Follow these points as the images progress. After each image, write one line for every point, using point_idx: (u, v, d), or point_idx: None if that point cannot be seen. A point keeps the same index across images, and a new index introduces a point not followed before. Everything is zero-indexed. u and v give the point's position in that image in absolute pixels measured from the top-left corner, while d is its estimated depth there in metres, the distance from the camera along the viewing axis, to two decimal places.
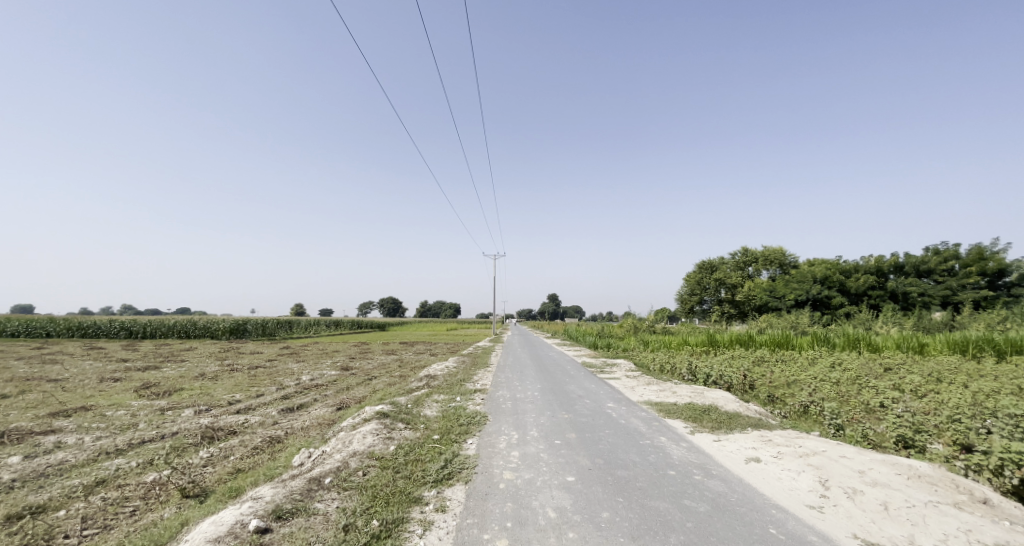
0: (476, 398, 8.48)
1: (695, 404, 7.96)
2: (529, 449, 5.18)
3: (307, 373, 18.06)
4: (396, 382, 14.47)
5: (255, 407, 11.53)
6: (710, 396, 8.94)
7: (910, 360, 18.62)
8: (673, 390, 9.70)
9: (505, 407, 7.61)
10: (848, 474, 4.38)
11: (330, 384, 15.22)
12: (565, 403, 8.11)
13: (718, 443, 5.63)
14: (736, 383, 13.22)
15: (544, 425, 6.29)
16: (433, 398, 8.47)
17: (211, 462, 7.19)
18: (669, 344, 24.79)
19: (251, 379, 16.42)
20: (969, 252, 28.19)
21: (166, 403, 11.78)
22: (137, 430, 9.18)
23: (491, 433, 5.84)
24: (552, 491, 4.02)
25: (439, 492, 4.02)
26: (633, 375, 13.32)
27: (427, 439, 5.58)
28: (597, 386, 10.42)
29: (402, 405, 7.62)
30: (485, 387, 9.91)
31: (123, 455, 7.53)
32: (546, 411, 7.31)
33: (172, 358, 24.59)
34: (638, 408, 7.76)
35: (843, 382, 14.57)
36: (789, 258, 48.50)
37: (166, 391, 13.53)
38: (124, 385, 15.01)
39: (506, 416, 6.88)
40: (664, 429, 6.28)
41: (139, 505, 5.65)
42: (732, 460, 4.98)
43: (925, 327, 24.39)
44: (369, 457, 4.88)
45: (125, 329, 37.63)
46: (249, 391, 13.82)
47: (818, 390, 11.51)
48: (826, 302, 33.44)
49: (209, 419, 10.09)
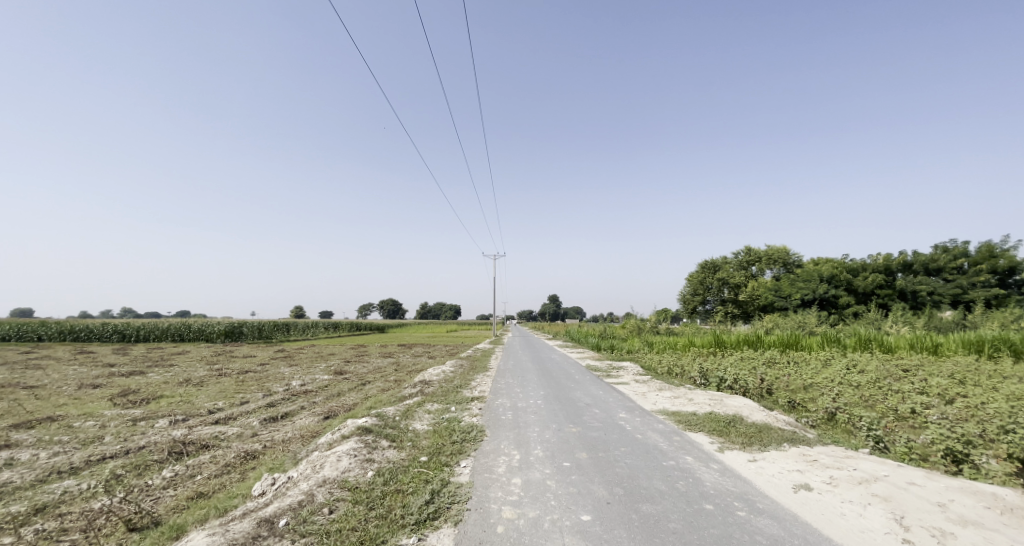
0: (472, 408, 7.63)
1: (717, 414, 7.12)
2: (532, 476, 4.35)
3: (297, 378, 17.24)
4: (390, 387, 13.66)
5: (236, 417, 10.70)
6: (731, 403, 8.10)
7: (927, 361, 17.77)
8: (688, 397, 8.87)
9: (504, 420, 6.76)
10: (926, 509, 3.59)
11: (320, 390, 14.35)
12: (571, 413, 7.27)
13: (755, 464, 4.77)
14: (753, 387, 12.38)
15: (549, 442, 5.46)
16: (424, 408, 7.65)
17: (173, 484, 6.39)
18: (675, 346, 23.95)
19: (238, 385, 15.60)
20: (978, 249, 27.47)
21: (141, 412, 10.96)
22: (100, 445, 8.34)
23: (488, 454, 5.00)
24: (563, 537, 3.20)
25: (421, 539, 3.20)
26: (642, 379, 12.51)
27: (412, 463, 4.72)
28: (605, 392, 9.56)
29: (389, 417, 6.75)
30: (483, 395, 9.08)
31: (76, 476, 6.70)
32: (551, 424, 6.45)
33: (162, 362, 23.77)
34: (654, 420, 6.92)
35: (864, 387, 13.67)
36: (793, 257, 47.57)
37: (144, 399, 12.70)
38: (102, 392, 14.16)
39: (505, 430, 6.04)
40: (688, 447, 5.43)
41: (76, 539, 4.83)
42: (777, 487, 4.13)
43: (938, 326, 23.54)
44: (340, 487, 4.06)
45: (119, 332, 36.96)
46: (233, 398, 13.01)
47: (841, 395, 10.71)
48: (833, 302, 32.48)
49: (183, 431, 9.25)
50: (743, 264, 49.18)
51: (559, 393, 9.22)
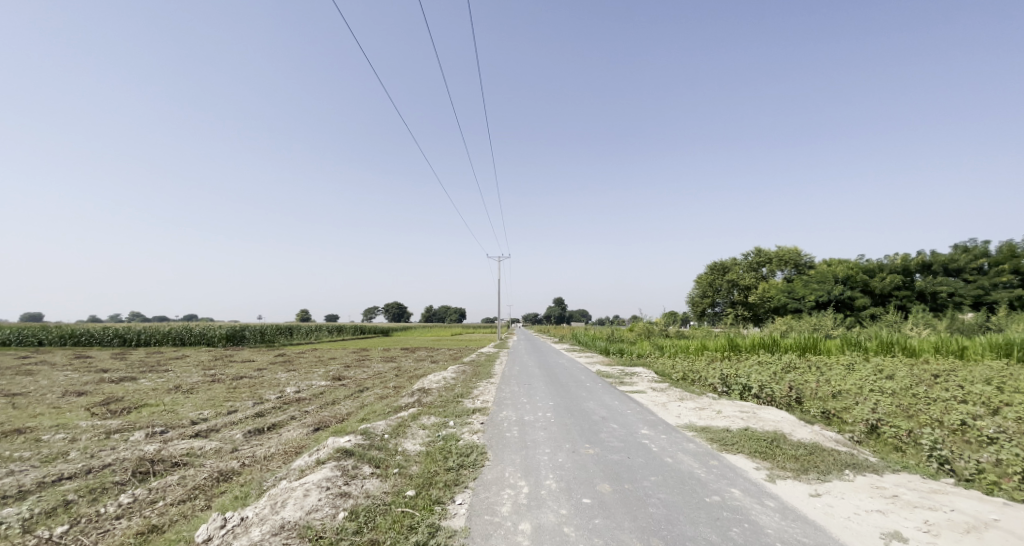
0: (474, 423, 6.72)
1: (753, 430, 6.17)
2: (545, 519, 3.48)
3: (292, 384, 16.42)
4: (388, 394, 12.80)
5: (218, 428, 9.87)
6: (766, 417, 7.13)
7: (957, 366, 16.60)
8: (715, 409, 7.93)
9: (509, 438, 5.85)
10: None
11: (314, 398, 13.49)
12: (587, 429, 6.32)
13: (821, 502, 3.84)
14: (780, 396, 11.23)
15: (563, 469, 4.57)
16: (420, 423, 6.78)
17: (128, 513, 5.58)
18: (687, 349, 22.91)
19: (230, 392, 14.81)
20: (1000, 249, 26.28)
21: (118, 424, 10.17)
22: (63, 462, 7.54)
23: (489, 485, 4.11)
24: None
25: None
26: (658, 386, 11.53)
27: (395, 500, 3.83)
28: (621, 403, 8.57)
29: (377, 435, 5.87)
30: (486, 406, 8.18)
31: (22, 502, 5.89)
32: (564, 444, 5.54)
33: (157, 368, 22.99)
34: (683, 438, 5.99)
35: (897, 394, 12.53)
36: (805, 258, 46.27)
37: (126, 408, 11.93)
38: (85, 400, 13.38)
39: (510, 453, 5.12)
40: (732, 475, 4.51)
41: None
42: (861, 538, 3.25)
43: (961, 328, 22.33)
44: (299, 538, 3.22)
45: (119, 337, 36.43)
46: (221, 407, 12.19)
47: (880, 404, 9.65)
48: (849, 303, 31.18)
49: (157, 446, 8.42)
50: (753, 265, 47.96)
51: (569, 404, 8.25)
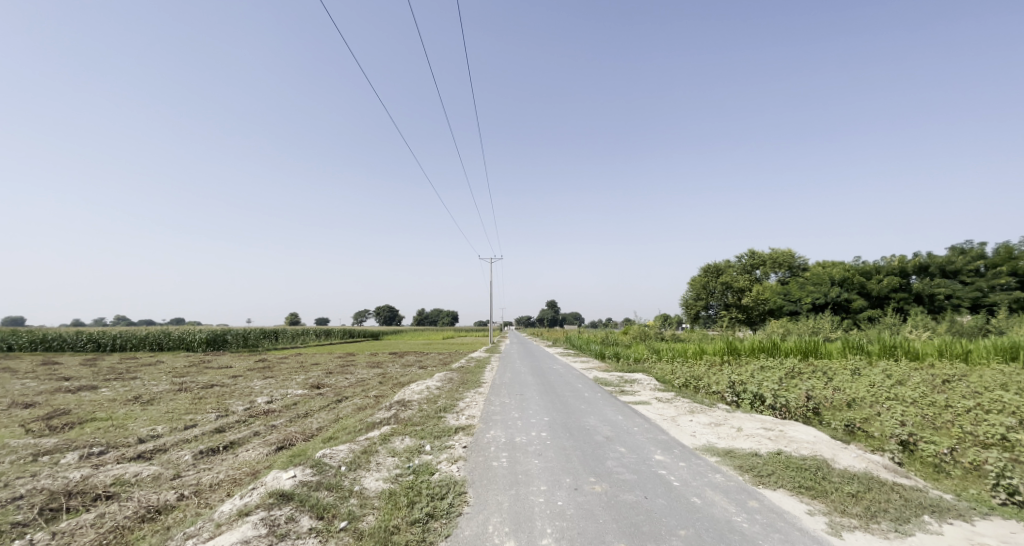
0: (455, 449, 5.58)
1: (789, 456, 5.13)
2: None
3: (265, 394, 15.12)
4: (367, 406, 11.65)
5: (168, 448, 8.63)
6: (794, 435, 6.13)
7: (967, 370, 15.79)
8: (734, 425, 6.93)
9: (496, 469, 4.74)
10: None
11: (285, 409, 12.28)
12: (589, 456, 5.21)
13: None
14: (795, 407, 10.13)
15: (564, 520, 3.48)
16: (391, 447, 5.63)
17: None
18: (684, 353, 21.94)
19: (194, 403, 13.49)
20: (997, 251, 25.65)
21: (52, 443, 8.89)
22: None
23: None
24: None
25: None
26: (662, 395, 10.52)
27: None
28: (626, 419, 7.47)
29: (333, 469, 4.71)
30: (471, 424, 7.06)
31: None
32: (563, 478, 4.46)
33: (125, 375, 21.45)
34: (707, 466, 4.94)
35: (914, 403, 11.55)
36: (799, 260, 45.81)
37: (70, 423, 10.61)
38: (26, 413, 11.95)
39: (497, 493, 4.03)
40: (783, 526, 3.48)
41: None
42: None
43: (961, 331, 21.61)
44: None
45: (93, 341, 34.73)
46: (179, 421, 10.94)
47: (905, 416, 8.67)
48: (845, 306, 30.47)
49: (87, 472, 7.16)
50: (747, 268, 47.45)
51: (567, 421, 7.15)
